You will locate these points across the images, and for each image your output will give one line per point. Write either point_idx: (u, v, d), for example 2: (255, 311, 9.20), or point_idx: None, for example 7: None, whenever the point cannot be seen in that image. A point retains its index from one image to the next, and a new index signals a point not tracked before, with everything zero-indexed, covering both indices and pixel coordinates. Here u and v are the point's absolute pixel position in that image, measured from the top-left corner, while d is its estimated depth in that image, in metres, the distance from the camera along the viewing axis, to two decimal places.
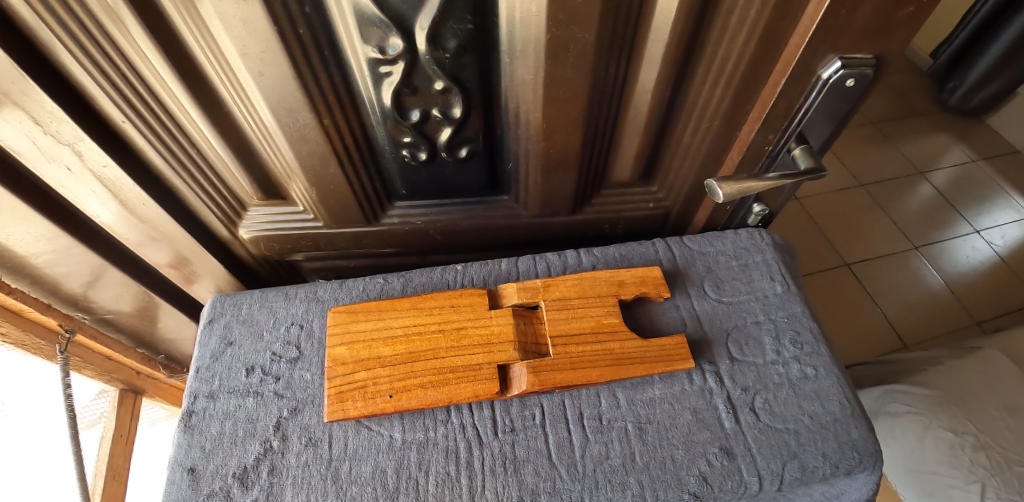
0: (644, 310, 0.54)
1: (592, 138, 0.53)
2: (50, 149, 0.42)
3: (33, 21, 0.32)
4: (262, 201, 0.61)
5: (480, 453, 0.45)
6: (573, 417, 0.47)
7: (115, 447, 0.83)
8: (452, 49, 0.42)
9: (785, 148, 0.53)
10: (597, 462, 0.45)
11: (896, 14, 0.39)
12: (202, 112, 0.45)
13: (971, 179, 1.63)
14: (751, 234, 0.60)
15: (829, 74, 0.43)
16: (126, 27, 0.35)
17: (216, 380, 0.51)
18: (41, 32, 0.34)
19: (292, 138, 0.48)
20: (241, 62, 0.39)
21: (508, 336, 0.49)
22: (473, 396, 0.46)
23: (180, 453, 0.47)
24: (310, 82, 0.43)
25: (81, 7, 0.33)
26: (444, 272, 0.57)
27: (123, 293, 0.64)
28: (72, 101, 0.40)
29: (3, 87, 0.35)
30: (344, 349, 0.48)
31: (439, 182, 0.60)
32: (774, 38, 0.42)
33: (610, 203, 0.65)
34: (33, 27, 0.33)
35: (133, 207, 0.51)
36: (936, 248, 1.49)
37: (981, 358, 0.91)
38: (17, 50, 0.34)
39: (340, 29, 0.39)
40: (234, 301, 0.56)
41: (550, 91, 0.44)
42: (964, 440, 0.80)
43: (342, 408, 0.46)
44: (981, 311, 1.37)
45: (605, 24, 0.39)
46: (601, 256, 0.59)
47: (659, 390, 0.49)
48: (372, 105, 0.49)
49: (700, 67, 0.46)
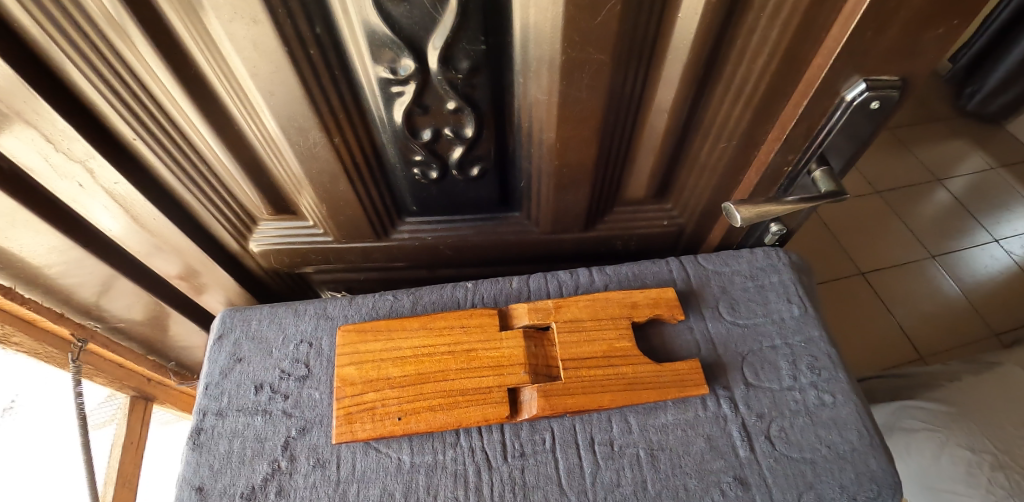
0: (658, 333, 0.53)
1: (606, 156, 0.52)
2: (62, 167, 0.42)
3: (45, 42, 0.32)
4: (272, 215, 0.60)
5: (488, 477, 0.45)
6: (584, 442, 0.46)
7: (126, 453, 0.83)
8: (465, 69, 0.41)
9: (805, 169, 0.52)
10: (608, 489, 0.44)
11: (924, 35, 0.38)
12: (210, 125, 0.45)
13: (991, 187, 1.59)
14: (768, 254, 0.59)
15: (854, 96, 0.42)
16: (134, 43, 0.35)
17: (225, 397, 0.50)
18: (52, 53, 0.34)
19: (302, 156, 0.48)
20: (251, 83, 0.39)
21: (518, 358, 0.48)
22: (482, 419, 0.45)
23: (188, 471, 0.46)
24: (320, 101, 0.42)
25: (91, 28, 0.33)
26: (454, 290, 0.56)
27: (133, 303, 0.64)
28: (84, 120, 0.40)
29: (16, 106, 0.35)
30: (353, 369, 0.48)
31: (450, 199, 0.59)
32: (795, 60, 0.41)
33: (623, 220, 0.64)
34: (44, 48, 0.33)
35: (142, 220, 0.52)
36: (953, 257, 1.46)
37: (999, 374, 0.90)
38: (29, 70, 0.34)
39: (352, 49, 0.39)
40: (244, 317, 0.56)
41: (565, 110, 0.43)
42: (982, 458, 0.77)
43: (350, 430, 0.45)
44: (1000, 322, 1.33)
45: (621, 44, 0.38)
46: (614, 275, 0.57)
47: (671, 415, 0.48)
48: (383, 123, 0.48)
49: (719, 86, 0.45)
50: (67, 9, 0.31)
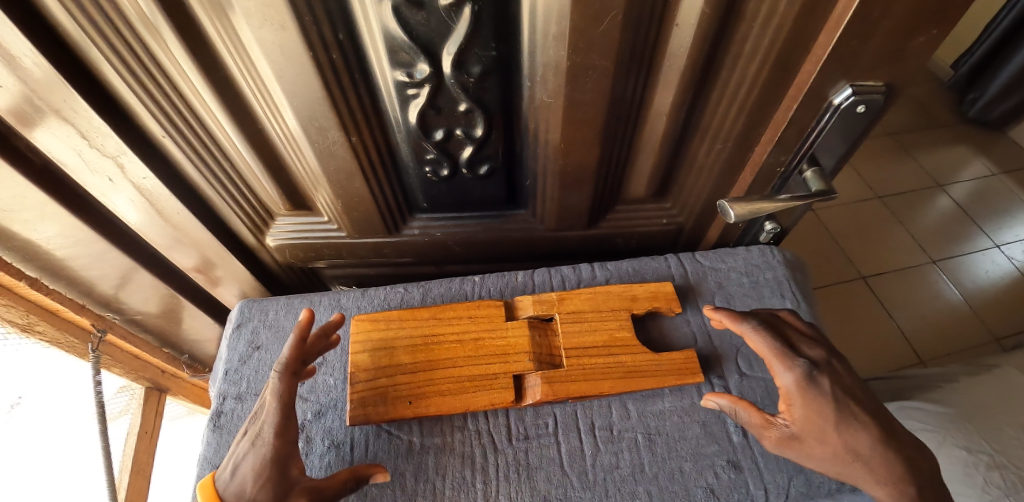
0: (657, 325, 0.55)
1: (609, 157, 0.55)
2: (95, 162, 0.46)
3: (85, 43, 0.36)
4: (289, 211, 0.63)
5: (494, 459, 0.47)
6: (585, 426, 0.49)
7: (140, 443, 0.86)
8: (476, 73, 0.44)
9: (797, 169, 0.54)
10: (608, 471, 0.46)
11: (907, 43, 0.40)
12: (235, 124, 0.47)
13: (991, 193, 1.61)
14: (763, 251, 0.61)
15: (841, 100, 0.45)
16: (168, 46, 0.38)
17: (243, 382, 0.53)
18: (91, 53, 0.37)
19: (320, 154, 0.51)
20: (277, 85, 0.42)
21: (523, 347, 0.50)
22: (488, 404, 0.48)
23: (209, 451, 0.49)
24: (339, 102, 0.45)
25: (128, 31, 0.36)
26: (462, 283, 0.59)
27: (151, 295, 0.67)
28: (117, 118, 0.44)
29: (55, 103, 0.38)
30: (366, 356, 0.50)
31: (459, 196, 0.62)
32: (787, 66, 0.43)
33: (624, 219, 0.66)
34: (85, 49, 0.36)
35: (166, 214, 0.55)
36: (953, 261, 1.48)
37: (997, 377, 0.92)
38: (69, 70, 0.37)
39: (371, 54, 0.42)
40: (261, 307, 0.59)
41: (570, 112, 0.46)
42: (979, 458, 0.79)
43: (364, 413, 0.48)
44: (1000, 327, 1.35)
45: (622, 51, 0.41)
46: (615, 270, 0.60)
47: (668, 402, 0.50)
48: (397, 123, 0.51)
49: (715, 90, 0.47)
50: (108, 12, 0.34)
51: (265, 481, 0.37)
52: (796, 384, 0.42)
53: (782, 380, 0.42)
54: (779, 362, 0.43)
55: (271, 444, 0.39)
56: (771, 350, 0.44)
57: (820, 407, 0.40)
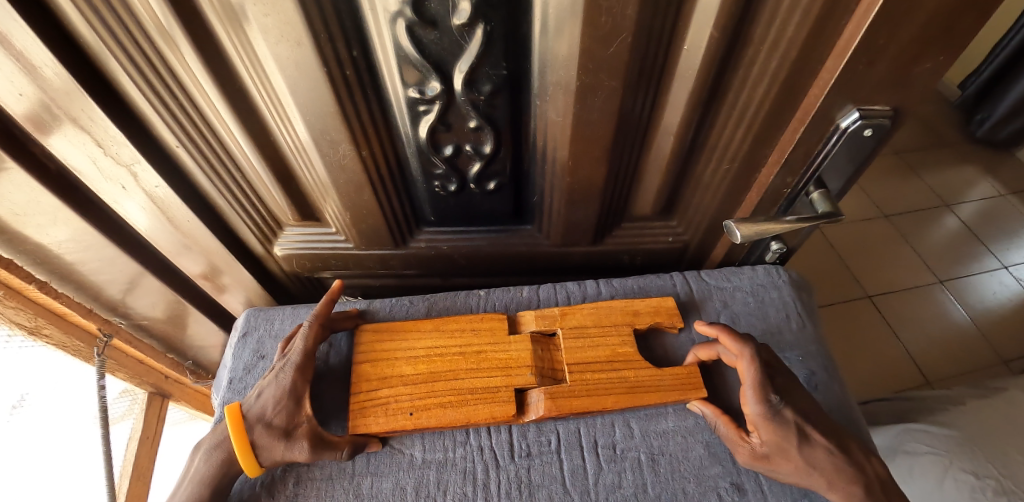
0: (662, 343, 0.55)
1: (616, 175, 0.55)
2: (109, 170, 0.47)
3: (104, 53, 0.37)
4: (297, 222, 0.63)
5: (496, 475, 0.47)
6: (588, 444, 0.48)
7: (141, 448, 0.86)
8: (486, 92, 0.45)
9: (804, 191, 0.55)
10: (610, 490, 0.46)
11: (913, 69, 0.41)
12: (248, 137, 0.48)
13: (998, 213, 1.60)
14: (769, 272, 0.61)
15: (848, 124, 0.45)
16: (186, 60, 0.39)
17: (247, 391, 0.53)
18: (110, 64, 0.38)
19: (330, 166, 0.51)
20: (290, 100, 0.43)
21: (525, 360, 0.50)
22: (489, 417, 0.48)
23: None
24: (351, 117, 0.46)
25: (148, 44, 0.37)
26: (467, 297, 0.59)
27: (159, 300, 0.67)
28: (133, 128, 0.44)
29: (73, 112, 0.39)
30: (368, 365, 0.50)
31: (466, 210, 0.62)
32: (793, 89, 0.44)
33: (629, 236, 0.67)
34: (105, 60, 0.37)
35: (177, 222, 0.55)
36: (961, 282, 1.46)
37: (1007, 400, 0.90)
38: (88, 80, 0.38)
39: (384, 70, 0.43)
40: (267, 316, 0.59)
41: (578, 130, 0.47)
42: (985, 484, 0.76)
43: (364, 422, 0.47)
44: (1009, 349, 1.33)
45: (630, 72, 0.41)
46: (620, 287, 0.60)
47: (672, 422, 0.50)
48: (408, 139, 0.52)
49: (722, 112, 0.48)
50: (128, 25, 0.35)
51: (284, 407, 0.45)
52: (761, 416, 0.43)
53: (750, 407, 0.44)
54: (753, 393, 0.44)
55: (289, 377, 0.47)
56: (753, 380, 0.44)
57: (787, 423, 0.42)
